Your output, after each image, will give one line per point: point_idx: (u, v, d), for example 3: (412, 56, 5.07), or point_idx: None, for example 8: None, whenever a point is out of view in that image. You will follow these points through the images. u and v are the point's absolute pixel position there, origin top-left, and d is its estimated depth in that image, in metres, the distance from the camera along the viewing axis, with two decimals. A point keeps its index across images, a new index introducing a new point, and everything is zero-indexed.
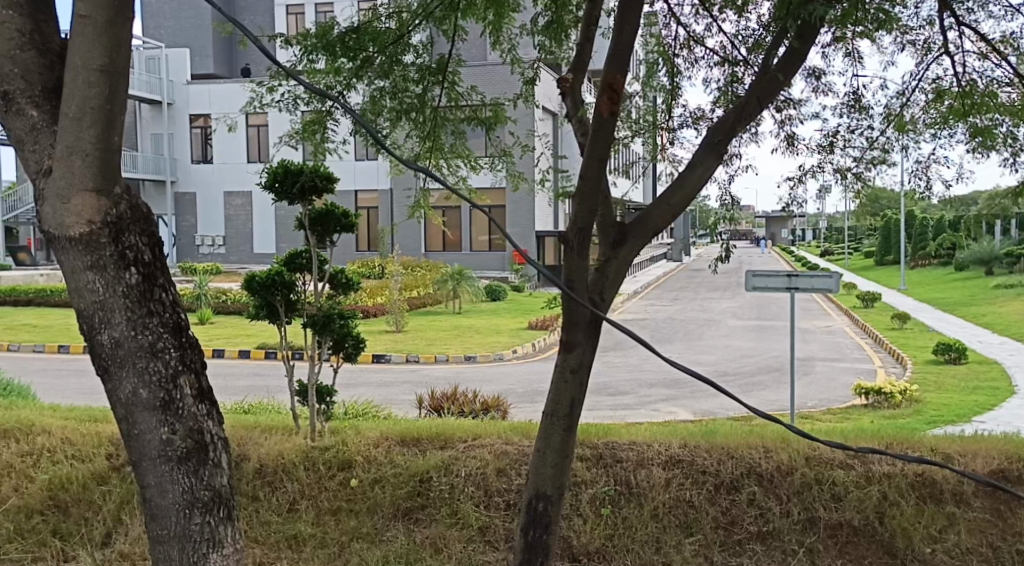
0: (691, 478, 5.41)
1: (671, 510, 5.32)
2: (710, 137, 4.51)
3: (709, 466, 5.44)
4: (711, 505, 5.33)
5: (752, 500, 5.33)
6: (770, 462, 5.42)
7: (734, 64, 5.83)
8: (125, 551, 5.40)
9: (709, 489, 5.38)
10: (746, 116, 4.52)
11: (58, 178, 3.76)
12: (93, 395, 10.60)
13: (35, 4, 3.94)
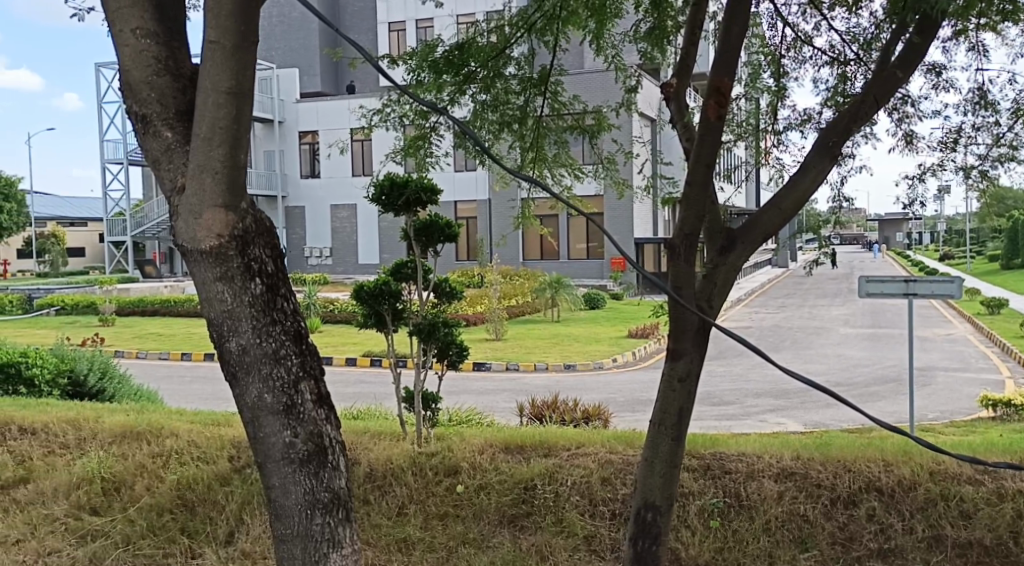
0: (805, 491, 5.35)
1: (784, 524, 5.25)
2: (825, 138, 4.46)
3: (824, 480, 5.37)
4: (827, 520, 5.25)
5: (872, 516, 5.23)
6: (890, 477, 5.31)
7: (844, 64, 5.83)
8: (247, 549, 5.63)
9: (825, 504, 5.30)
10: (862, 114, 4.46)
11: (191, 196, 3.99)
12: (214, 401, 11.06)
13: (169, 33, 4.18)
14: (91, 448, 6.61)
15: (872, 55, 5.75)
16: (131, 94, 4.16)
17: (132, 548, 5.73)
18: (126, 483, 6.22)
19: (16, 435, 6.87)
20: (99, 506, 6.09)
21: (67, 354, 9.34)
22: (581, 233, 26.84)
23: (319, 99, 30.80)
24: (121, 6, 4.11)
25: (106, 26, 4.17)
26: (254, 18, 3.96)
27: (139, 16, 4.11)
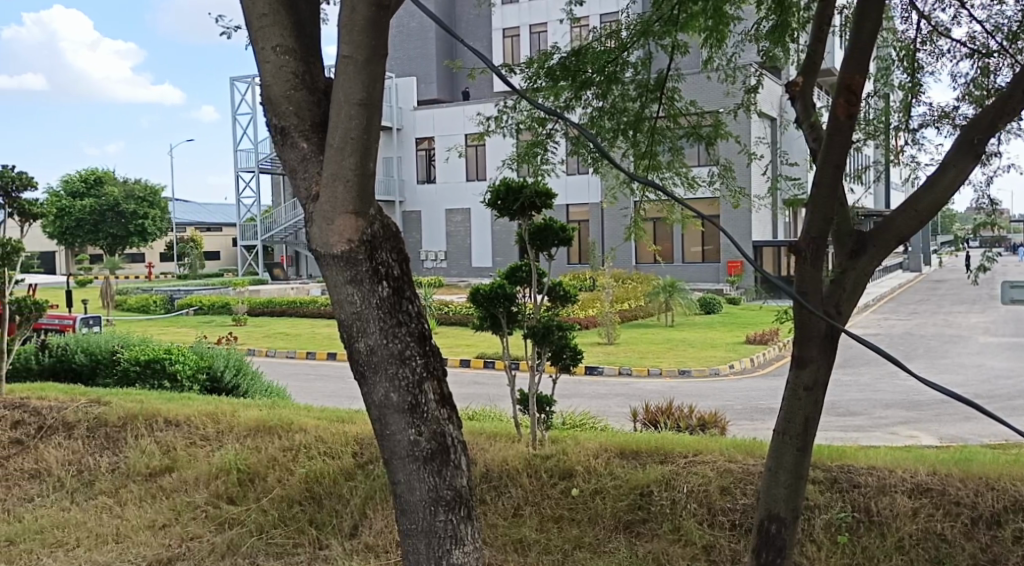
0: (942, 509, 5.22)
1: (920, 543, 5.14)
2: (967, 135, 4.27)
3: (964, 498, 5.22)
4: (968, 540, 5.11)
5: (1019, 538, 5.07)
6: None
7: (986, 55, 5.72)
8: (371, 542, 5.86)
9: (965, 523, 5.16)
10: (1009, 111, 4.29)
11: (324, 202, 4.21)
12: (340, 399, 11.47)
13: (307, 48, 4.44)
14: (228, 440, 6.98)
15: (1017, 46, 5.66)
16: (271, 108, 4.44)
17: (265, 537, 6.04)
18: (259, 474, 6.54)
19: (159, 426, 7.29)
20: (235, 495, 6.44)
21: (206, 352, 9.83)
22: (698, 237, 26.72)
23: (436, 105, 31.40)
24: (263, 25, 4.39)
25: (250, 45, 4.48)
26: (386, 33, 4.15)
27: (280, 33, 4.39)
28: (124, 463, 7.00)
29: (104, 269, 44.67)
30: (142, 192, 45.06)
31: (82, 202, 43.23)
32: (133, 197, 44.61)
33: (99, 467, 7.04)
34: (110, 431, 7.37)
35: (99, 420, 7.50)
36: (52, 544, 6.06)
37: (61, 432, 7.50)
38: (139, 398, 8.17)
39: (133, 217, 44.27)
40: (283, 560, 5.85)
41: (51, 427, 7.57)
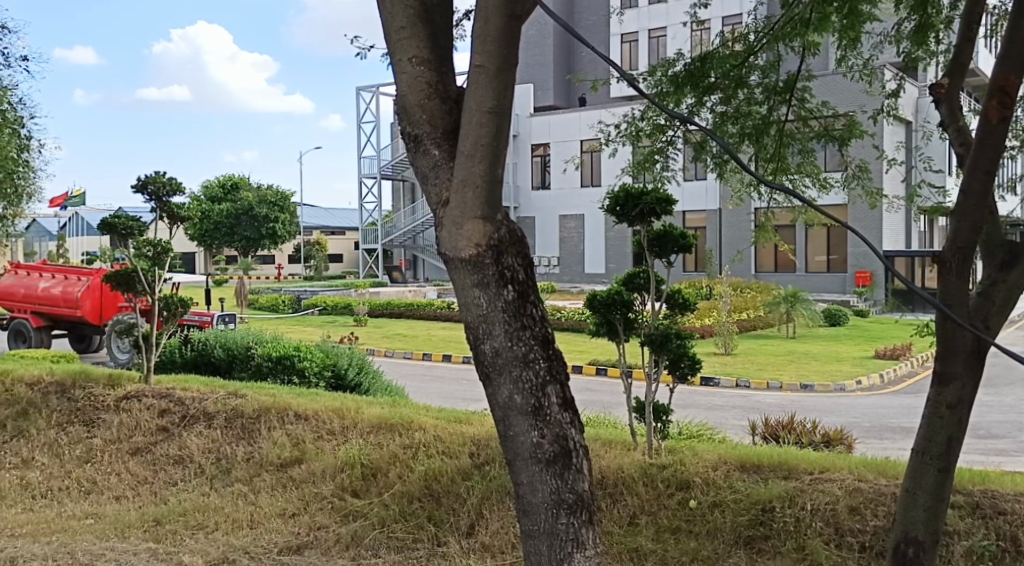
0: None
1: None
2: None
3: None
4: None
5: None
6: None
7: None
8: (486, 542, 5.93)
9: None
10: None
11: (454, 207, 4.32)
12: (460, 400, 11.63)
13: (441, 60, 4.59)
14: (353, 435, 7.23)
15: None
16: (406, 116, 4.60)
17: (386, 530, 6.19)
18: (381, 470, 6.71)
19: (290, 419, 7.57)
20: (359, 489, 6.63)
21: (331, 352, 10.14)
22: (822, 245, 25.96)
23: (552, 111, 31.47)
24: (402, 37, 4.58)
25: (388, 56, 4.65)
26: (517, 42, 4.23)
27: (416, 45, 4.56)
28: (258, 452, 7.29)
29: (237, 270, 46.52)
30: (273, 197, 46.71)
31: (218, 206, 45.18)
32: (265, 202, 46.30)
33: (235, 455, 7.35)
34: (246, 422, 7.68)
35: (236, 411, 7.83)
36: (193, 526, 6.35)
37: (202, 420, 7.87)
38: (271, 392, 8.50)
39: (264, 221, 45.96)
40: (403, 553, 5.99)
41: (193, 416, 7.96)
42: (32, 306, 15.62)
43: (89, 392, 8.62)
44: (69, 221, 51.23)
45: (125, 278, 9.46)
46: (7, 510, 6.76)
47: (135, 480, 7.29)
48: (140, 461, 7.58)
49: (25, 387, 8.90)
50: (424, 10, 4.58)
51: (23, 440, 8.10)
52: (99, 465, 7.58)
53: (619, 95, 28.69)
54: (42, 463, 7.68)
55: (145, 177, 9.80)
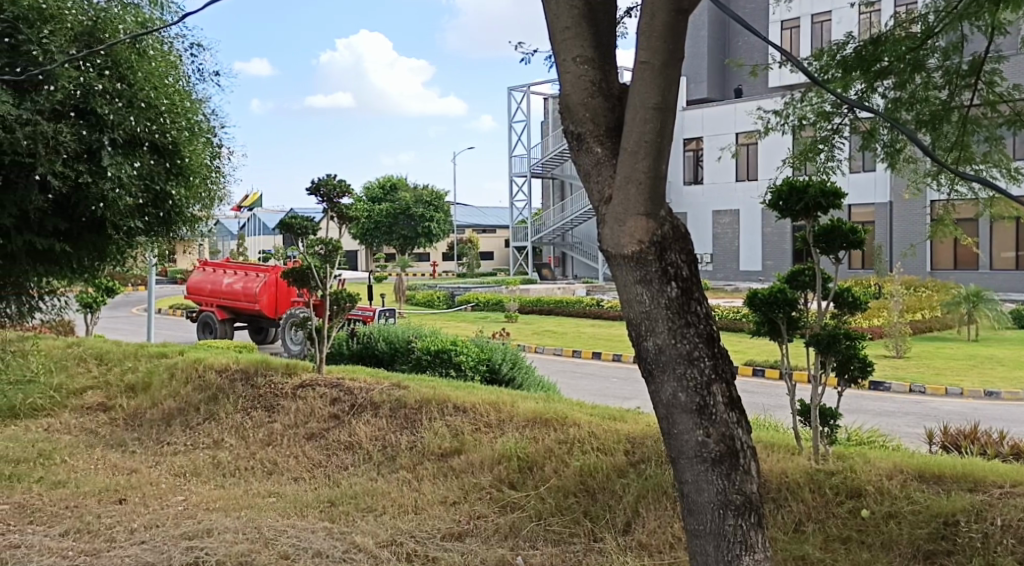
0: None
1: None
2: None
3: None
4: None
5: None
6: None
7: None
8: (644, 541, 5.90)
9: None
10: None
11: (617, 204, 4.33)
12: (622, 396, 11.60)
13: (604, 58, 4.59)
14: (508, 428, 7.43)
15: None
16: (569, 115, 4.64)
17: (543, 523, 6.25)
18: (537, 464, 6.82)
19: (450, 411, 7.82)
20: (516, 481, 6.73)
21: (486, 346, 10.40)
22: (1009, 241, 24.51)
23: (705, 105, 30.72)
24: (566, 37, 4.61)
25: (552, 56, 4.69)
26: (684, 37, 4.18)
27: (581, 44, 4.58)
28: (420, 442, 7.56)
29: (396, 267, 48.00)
30: (429, 196, 47.92)
31: (380, 206, 46.78)
32: (422, 202, 47.62)
33: (399, 443, 7.64)
34: (408, 413, 7.98)
35: (399, 402, 8.14)
36: (363, 509, 6.58)
37: (369, 410, 8.20)
38: (433, 385, 8.76)
39: (421, 220, 47.23)
40: (560, 546, 6.02)
41: (361, 405, 8.29)
42: (217, 301, 16.62)
43: (270, 380, 9.09)
44: (247, 222, 54.34)
45: (301, 275, 9.95)
46: (201, 484, 7.19)
47: (310, 463, 7.63)
48: (315, 445, 7.94)
49: (214, 373, 9.46)
50: (588, 10, 4.60)
51: (213, 423, 8.62)
52: (279, 447, 7.98)
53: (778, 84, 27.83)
54: (230, 444, 8.15)
55: (317, 180, 10.30)
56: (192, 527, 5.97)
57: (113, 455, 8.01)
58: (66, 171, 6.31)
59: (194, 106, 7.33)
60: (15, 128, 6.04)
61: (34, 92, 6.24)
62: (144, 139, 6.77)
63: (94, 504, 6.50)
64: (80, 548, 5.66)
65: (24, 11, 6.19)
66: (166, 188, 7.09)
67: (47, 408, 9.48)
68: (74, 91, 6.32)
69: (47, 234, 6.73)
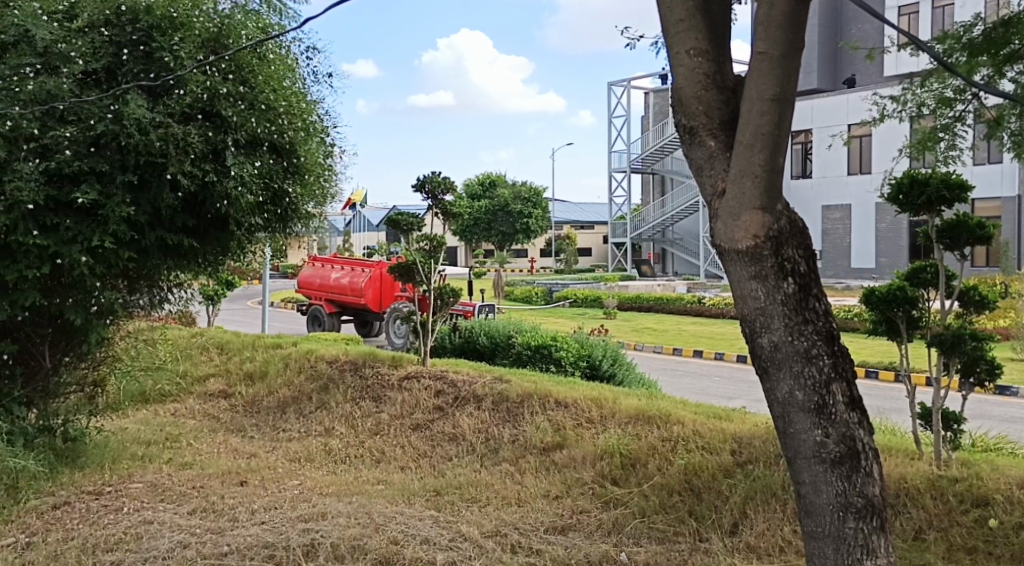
0: None
1: None
2: None
3: None
4: None
5: None
6: None
7: None
8: (752, 543, 5.78)
9: None
10: None
11: (731, 198, 4.23)
12: (730, 395, 11.40)
13: (719, 49, 4.50)
14: (611, 424, 7.39)
15: None
16: (681, 108, 4.56)
17: (647, 521, 6.17)
18: (640, 461, 6.76)
19: (551, 406, 7.84)
20: (619, 477, 6.69)
21: (588, 342, 10.35)
22: None
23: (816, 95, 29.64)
24: (680, 30, 4.52)
25: (665, 50, 4.61)
26: (803, 26, 4.07)
27: (695, 37, 4.49)
28: (522, 436, 7.59)
29: (494, 263, 48.32)
30: (528, 193, 48.04)
31: (479, 203, 47.16)
32: (521, 198, 47.86)
33: (502, 436, 7.69)
34: (511, 406, 8.04)
35: (502, 396, 8.20)
36: (468, 499, 6.62)
37: (473, 403, 8.28)
38: (535, 379, 8.79)
39: (519, 216, 47.39)
40: (664, 545, 5.92)
41: (465, 398, 8.39)
42: (325, 294, 17.00)
43: (377, 372, 9.26)
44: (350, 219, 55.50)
45: (406, 269, 10.10)
46: (314, 470, 7.35)
47: (416, 453, 7.72)
48: (420, 436, 8.05)
49: (325, 364, 9.68)
50: (702, 1, 4.51)
51: (324, 412, 8.81)
52: (386, 437, 8.12)
53: (894, 72, 26.86)
54: (341, 432, 8.32)
55: (422, 177, 10.44)
56: (308, 511, 6.12)
57: (233, 439, 8.28)
58: (194, 170, 6.57)
59: (310, 106, 7.49)
60: (149, 130, 6.39)
61: (166, 96, 6.62)
62: (263, 140, 7.01)
63: (218, 485, 6.72)
64: (206, 526, 5.86)
65: (157, 20, 6.56)
66: (284, 186, 7.31)
67: (172, 394, 9.87)
68: (201, 95, 6.63)
69: (177, 231, 6.91)
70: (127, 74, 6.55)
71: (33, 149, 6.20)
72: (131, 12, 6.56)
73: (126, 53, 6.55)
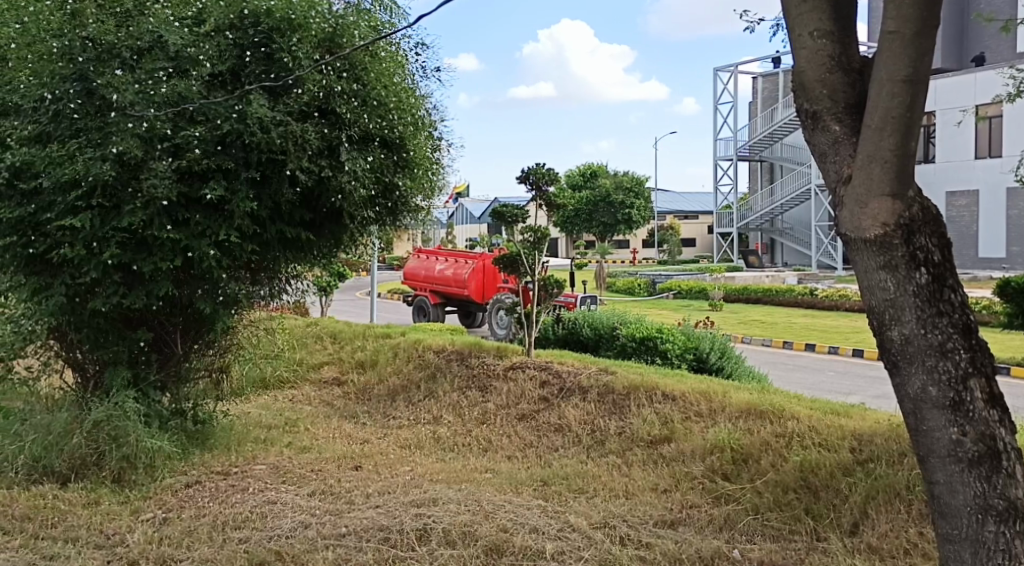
0: None
1: None
2: None
3: None
4: None
5: None
6: None
7: None
8: (874, 544, 5.53)
9: None
10: None
11: (858, 185, 4.03)
12: (844, 390, 11.03)
13: (843, 31, 4.31)
14: (721, 419, 7.22)
15: None
16: (804, 92, 4.38)
17: (760, 518, 5.99)
18: (753, 456, 6.58)
19: (658, 398, 7.72)
20: (730, 473, 6.53)
21: (695, 334, 10.15)
22: None
23: (943, 75, 28.50)
24: (802, 12, 4.35)
25: (786, 33, 4.44)
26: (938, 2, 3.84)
27: (818, 18, 4.31)
28: (629, 428, 7.49)
29: (597, 255, 48.12)
30: (630, 183, 47.68)
31: (582, 194, 47.03)
32: (623, 188, 47.54)
33: (609, 428, 7.60)
34: (617, 398, 7.94)
35: (608, 387, 8.11)
36: (575, 490, 6.56)
37: (578, 394, 8.22)
38: (640, 371, 8.68)
39: (622, 207, 47.02)
40: (780, 543, 5.72)
41: (570, 389, 8.33)
42: (430, 286, 17.17)
43: (483, 362, 9.29)
44: (454, 211, 56.12)
45: (511, 260, 10.11)
46: (425, 457, 7.41)
47: (522, 443, 7.70)
48: (526, 426, 8.03)
49: (432, 353, 9.76)
50: None
51: (433, 400, 8.89)
52: (493, 426, 8.13)
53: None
54: (448, 421, 8.38)
55: (526, 169, 10.41)
56: (420, 496, 6.16)
57: (347, 425, 8.42)
58: (311, 167, 6.70)
59: (420, 101, 7.52)
60: (271, 128, 6.52)
61: (286, 95, 6.76)
62: (375, 135, 7.07)
63: (334, 469, 6.84)
64: (325, 508, 5.97)
65: (277, 22, 6.69)
66: (395, 179, 7.35)
67: (289, 380, 10.13)
68: (318, 94, 6.75)
69: (295, 225, 7.05)
70: (250, 75, 6.70)
71: (166, 149, 6.39)
72: (252, 15, 6.69)
73: (249, 55, 6.70)
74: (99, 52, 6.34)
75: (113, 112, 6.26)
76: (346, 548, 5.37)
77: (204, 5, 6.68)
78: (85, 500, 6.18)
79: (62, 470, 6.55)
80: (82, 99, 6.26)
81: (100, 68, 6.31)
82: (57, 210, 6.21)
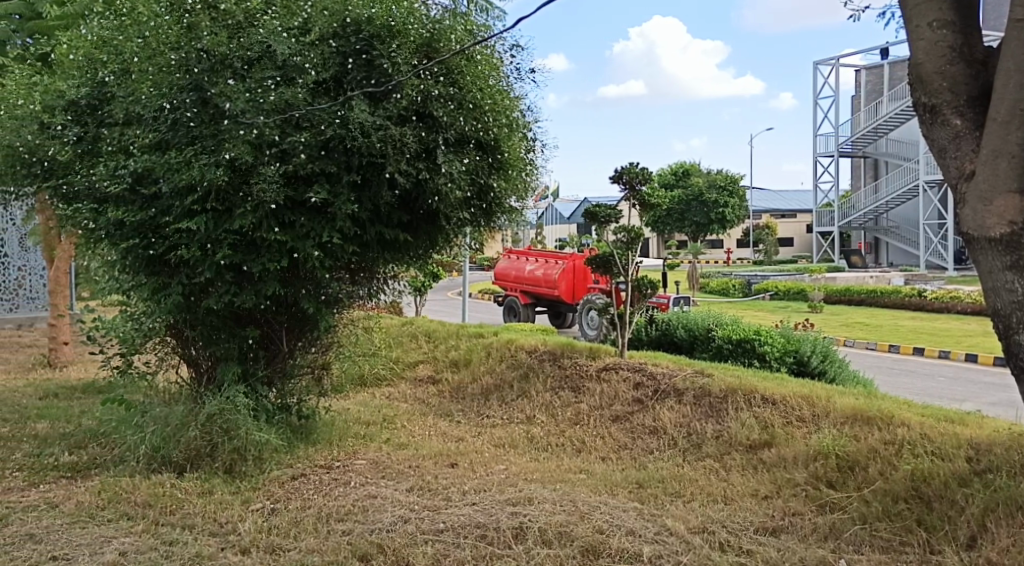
0: None
1: None
2: None
3: None
4: None
5: None
6: None
7: None
8: (993, 558, 5.22)
9: None
10: None
11: (982, 181, 3.80)
12: (953, 396, 10.57)
13: (966, 21, 4.08)
14: (824, 425, 6.99)
15: None
16: (922, 86, 4.15)
17: (869, 528, 5.76)
18: (860, 464, 6.35)
19: (757, 402, 7.50)
20: (835, 481, 6.31)
21: (795, 336, 9.84)
22: None
23: None
24: (919, 2, 4.12)
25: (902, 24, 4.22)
26: None
27: (938, 7, 4.08)
28: (727, 432, 7.31)
29: (690, 254, 47.46)
30: (724, 180, 46.88)
31: (674, 193, 46.45)
32: (716, 186, 46.67)
33: (705, 432, 7.43)
34: (713, 401, 7.75)
35: (704, 390, 7.93)
36: (672, 493, 6.42)
37: (673, 396, 8.05)
38: (737, 373, 8.47)
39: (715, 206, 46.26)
40: (891, 555, 5.49)
41: (664, 391, 8.17)
42: (521, 286, 17.14)
43: (576, 362, 9.20)
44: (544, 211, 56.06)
45: (604, 261, 9.98)
46: (518, 456, 7.37)
47: (616, 445, 7.59)
48: (620, 428, 7.91)
49: (524, 353, 9.71)
50: None
51: (525, 400, 8.85)
52: (587, 427, 8.03)
53: None
54: (541, 421, 8.32)
55: (620, 168, 10.27)
56: (515, 495, 6.12)
57: (442, 423, 8.44)
58: (409, 170, 6.69)
59: (516, 103, 7.43)
60: (371, 132, 6.55)
61: (385, 101, 6.75)
62: (471, 138, 7.03)
63: (431, 465, 6.85)
64: (424, 503, 5.97)
65: (377, 29, 6.74)
66: (490, 182, 7.28)
67: (386, 378, 10.24)
68: (415, 97, 6.76)
69: (393, 226, 7.08)
70: (352, 82, 6.70)
71: (273, 154, 6.49)
72: (354, 23, 6.71)
73: (350, 62, 6.69)
74: (212, 63, 6.51)
75: (226, 120, 6.42)
76: (444, 544, 5.35)
77: (309, 14, 6.74)
78: (199, 490, 6.31)
79: (178, 460, 6.71)
80: (198, 108, 6.45)
81: (214, 78, 6.48)
82: (176, 213, 6.43)
